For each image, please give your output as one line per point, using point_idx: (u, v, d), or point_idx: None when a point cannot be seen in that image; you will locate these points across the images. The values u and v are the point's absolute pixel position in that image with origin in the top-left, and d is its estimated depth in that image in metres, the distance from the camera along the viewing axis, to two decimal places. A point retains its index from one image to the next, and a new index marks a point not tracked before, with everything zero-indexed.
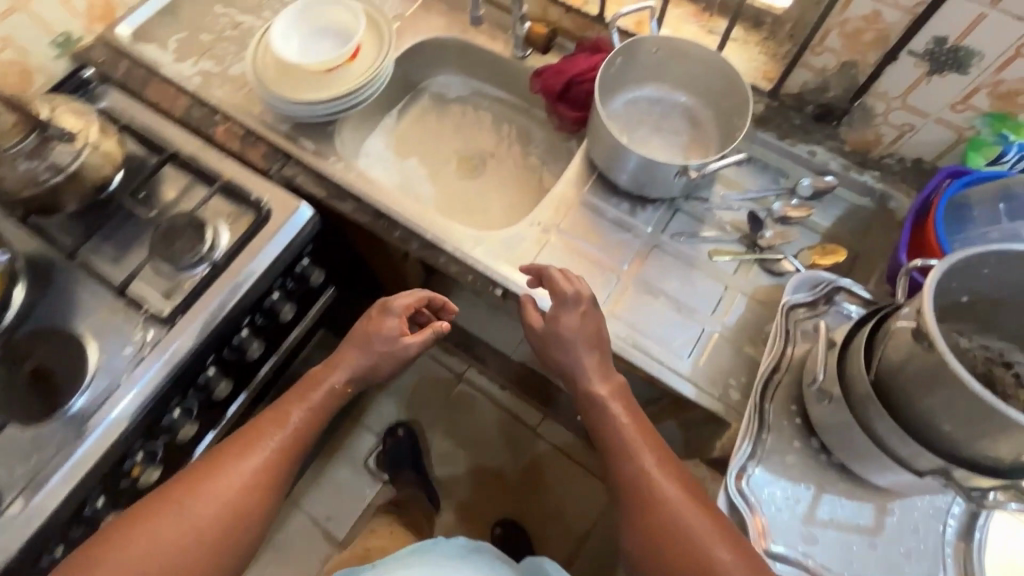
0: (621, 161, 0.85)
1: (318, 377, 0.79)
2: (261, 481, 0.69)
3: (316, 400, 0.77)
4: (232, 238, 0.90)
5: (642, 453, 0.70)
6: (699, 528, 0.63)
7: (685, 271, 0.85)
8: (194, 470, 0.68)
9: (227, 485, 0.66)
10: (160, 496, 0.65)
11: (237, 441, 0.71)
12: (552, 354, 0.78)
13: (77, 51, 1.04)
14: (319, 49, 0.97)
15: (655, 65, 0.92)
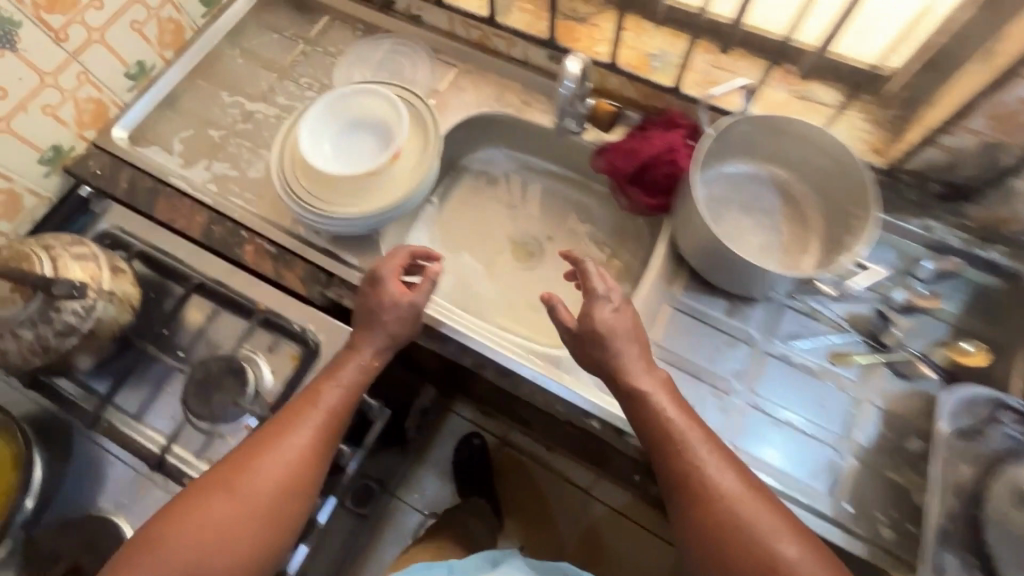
0: (723, 261, 0.75)
1: (339, 364, 0.71)
2: (288, 478, 0.64)
3: (347, 377, 0.70)
4: (278, 380, 0.77)
5: (707, 438, 0.63)
6: (763, 520, 0.58)
7: (804, 381, 0.75)
8: (226, 462, 0.65)
9: (265, 474, 0.63)
10: (195, 492, 0.63)
11: (264, 434, 0.66)
12: (586, 349, 0.68)
13: (69, 163, 0.91)
14: (355, 153, 0.85)
15: (742, 141, 0.81)
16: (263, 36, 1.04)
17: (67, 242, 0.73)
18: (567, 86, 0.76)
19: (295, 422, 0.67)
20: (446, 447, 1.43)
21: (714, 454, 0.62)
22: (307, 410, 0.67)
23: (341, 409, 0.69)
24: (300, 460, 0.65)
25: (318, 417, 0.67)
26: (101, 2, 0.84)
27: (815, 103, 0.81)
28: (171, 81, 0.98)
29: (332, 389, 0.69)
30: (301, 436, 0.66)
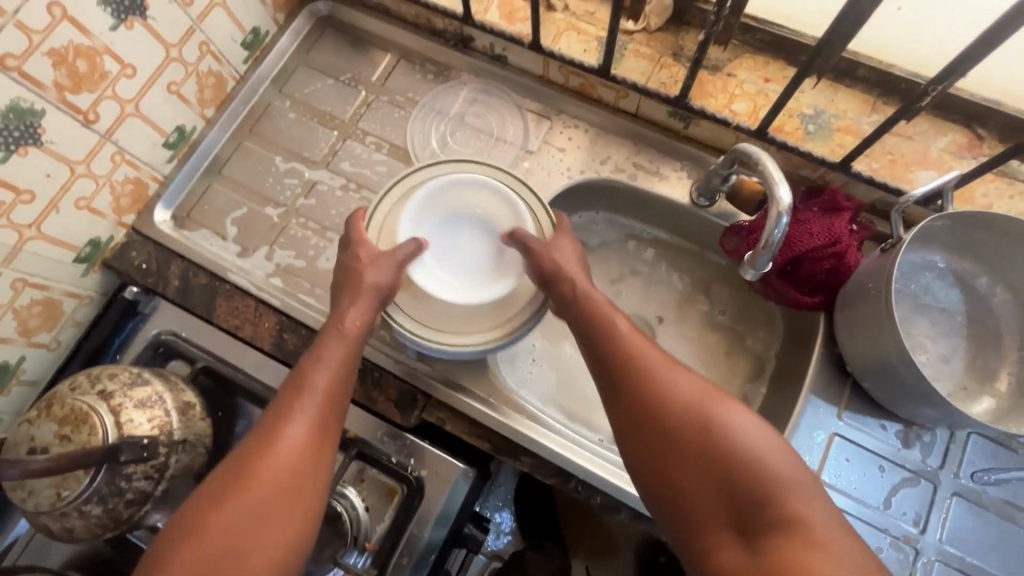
0: (912, 395, 0.61)
1: (327, 340, 0.63)
2: (297, 472, 0.55)
3: (334, 354, 0.62)
4: (381, 525, 0.68)
5: (673, 392, 0.57)
6: (770, 463, 0.52)
7: (1000, 527, 0.64)
8: (219, 475, 0.55)
9: (268, 463, 0.54)
10: (188, 520, 0.52)
11: (256, 434, 0.56)
12: (553, 290, 0.67)
13: (109, 257, 0.77)
14: (464, 252, 0.72)
15: (923, 232, 0.67)
16: (315, 82, 0.87)
17: (125, 385, 0.62)
18: (785, 220, 0.56)
19: (293, 410, 0.58)
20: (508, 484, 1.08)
21: (691, 417, 0.55)
22: (301, 393, 0.59)
23: (338, 393, 0.60)
24: (310, 450, 0.56)
25: (316, 397, 0.59)
26: (134, 69, 0.69)
27: (1016, 181, 0.66)
28: (216, 145, 0.84)
29: (323, 367, 0.60)
30: (301, 422, 0.57)
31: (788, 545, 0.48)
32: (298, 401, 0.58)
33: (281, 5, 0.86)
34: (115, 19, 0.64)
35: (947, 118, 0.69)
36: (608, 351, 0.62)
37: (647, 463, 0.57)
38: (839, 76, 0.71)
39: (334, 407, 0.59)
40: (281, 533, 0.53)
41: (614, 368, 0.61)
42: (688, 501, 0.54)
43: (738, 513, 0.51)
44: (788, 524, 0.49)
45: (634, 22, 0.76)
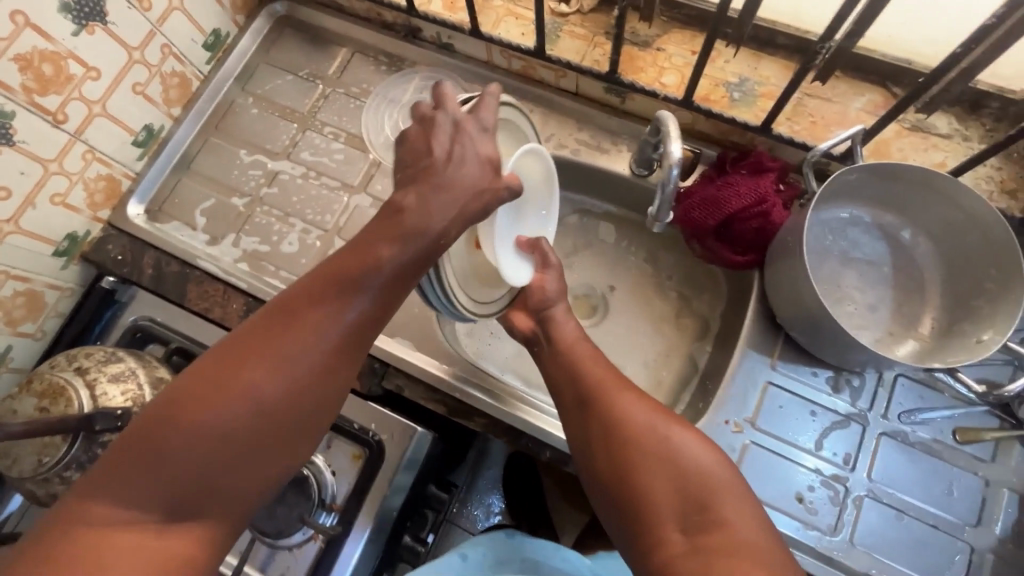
0: (832, 340, 0.65)
1: (395, 234, 0.56)
2: (320, 379, 0.53)
3: (388, 258, 0.56)
4: (345, 486, 0.73)
5: (631, 416, 0.63)
6: (719, 475, 0.58)
7: (926, 463, 0.67)
8: (242, 345, 0.51)
9: (297, 366, 0.51)
10: (201, 386, 0.49)
11: (292, 318, 0.53)
12: (540, 322, 0.74)
13: (87, 249, 0.82)
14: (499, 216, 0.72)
15: (847, 187, 0.70)
16: (276, 78, 0.92)
17: (100, 362, 0.67)
18: (676, 172, 0.60)
19: (337, 303, 0.54)
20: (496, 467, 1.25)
21: (653, 433, 0.61)
22: (350, 293, 0.54)
23: (383, 307, 0.56)
24: (339, 357, 0.54)
25: (360, 305, 0.55)
26: (100, 71, 0.74)
27: (930, 135, 0.69)
28: (185, 141, 0.89)
29: (382, 267, 0.55)
30: (340, 326, 0.54)
31: (720, 551, 0.53)
32: (344, 299, 0.54)
33: (240, 7, 0.91)
34: (77, 25, 0.69)
35: (863, 79, 0.72)
36: (579, 376, 0.68)
37: (601, 467, 0.62)
38: (761, 45, 0.75)
39: (375, 318, 0.56)
40: (289, 434, 0.52)
41: (585, 390, 0.66)
42: (637, 499, 0.58)
43: (684, 516, 0.56)
44: (722, 527, 0.55)
45: (567, 5, 0.80)
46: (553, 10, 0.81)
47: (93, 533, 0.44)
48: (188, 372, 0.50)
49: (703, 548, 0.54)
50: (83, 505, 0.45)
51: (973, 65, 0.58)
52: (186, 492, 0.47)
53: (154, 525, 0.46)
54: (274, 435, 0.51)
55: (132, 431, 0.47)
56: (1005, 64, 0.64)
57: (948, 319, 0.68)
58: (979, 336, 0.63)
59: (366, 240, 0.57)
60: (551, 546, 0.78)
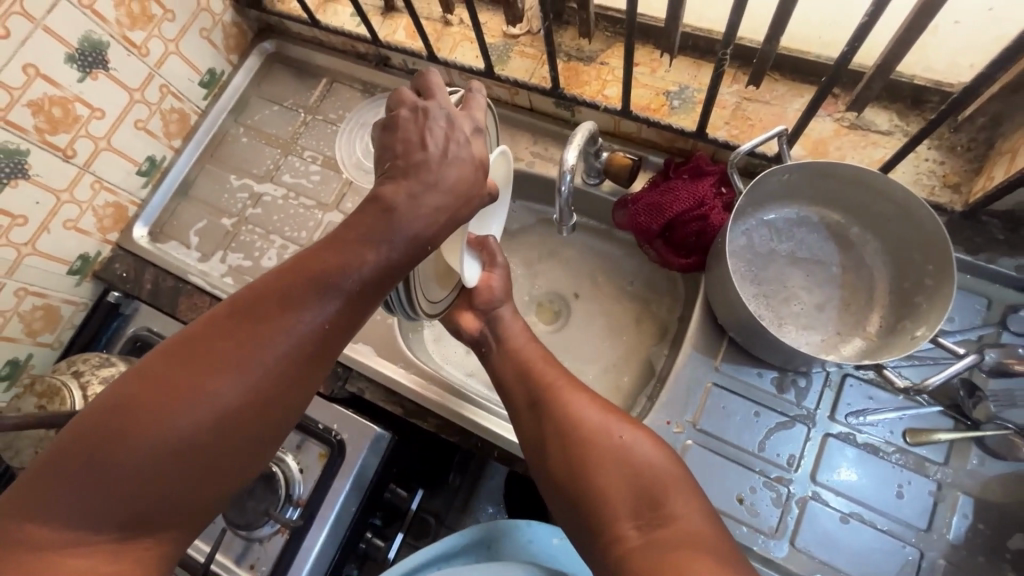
0: (766, 342, 0.65)
1: (379, 235, 0.55)
2: (284, 384, 0.52)
3: (356, 257, 0.54)
4: (309, 482, 0.78)
5: (581, 415, 0.62)
6: (671, 470, 0.57)
7: (874, 465, 0.65)
8: (203, 346, 0.50)
9: (258, 370, 0.50)
10: (155, 389, 0.47)
11: (259, 319, 0.51)
12: (486, 316, 0.76)
13: (98, 269, 0.93)
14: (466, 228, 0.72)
15: (786, 187, 0.70)
16: (264, 109, 1.01)
17: (94, 366, 0.75)
18: (568, 179, 0.64)
19: (303, 306, 0.53)
20: (496, 477, 1.29)
21: (607, 433, 0.60)
22: (321, 294, 0.53)
23: (354, 310, 0.55)
24: (304, 361, 0.53)
25: (329, 307, 0.53)
26: (103, 111, 0.84)
27: (870, 132, 0.69)
28: (184, 169, 0.99)
29: (357, 269, 0.54)
30: (308, 330, 0.53)
31: (672, 542, 0.52)
32: (314, 300, 0.53)
33: (233, 48, 1.01)
34: (81, 73, 0.80)
35: (802, 80, 0.73)
36: (534, 377, 0.68)
37: (558, 470, 0.61)
38: (701, 54, 0.77)
39: (346, 320, 0.55)
40: (249, 439, 0.51)
41: (538, 390, 0.67)
42: (594, 498, 0.57)
43: (637, 511, 0.55)
44: (673, 520, 0.54)
45: (517, 27, 0.85)
46: (505, 33, 0.86)
47: (37, 552, 0.43)
48: (139, 375, 0.48)
49: (657, 541, 0.53)
50: (26, 514, 0.43)
51: (888, 63, 0.59)
52: (139, 502, 0.46)
53: (106, 535, 0.45)
54: (234, 441, 0.50)
55: (74, 439, 0.45)
56: (935, 57, 0.63)
57: (895, 317, 0.67)
58: (913, 334, 0.62)
59: (344, 238, 0.55)
60: (518, 522, 0.79)
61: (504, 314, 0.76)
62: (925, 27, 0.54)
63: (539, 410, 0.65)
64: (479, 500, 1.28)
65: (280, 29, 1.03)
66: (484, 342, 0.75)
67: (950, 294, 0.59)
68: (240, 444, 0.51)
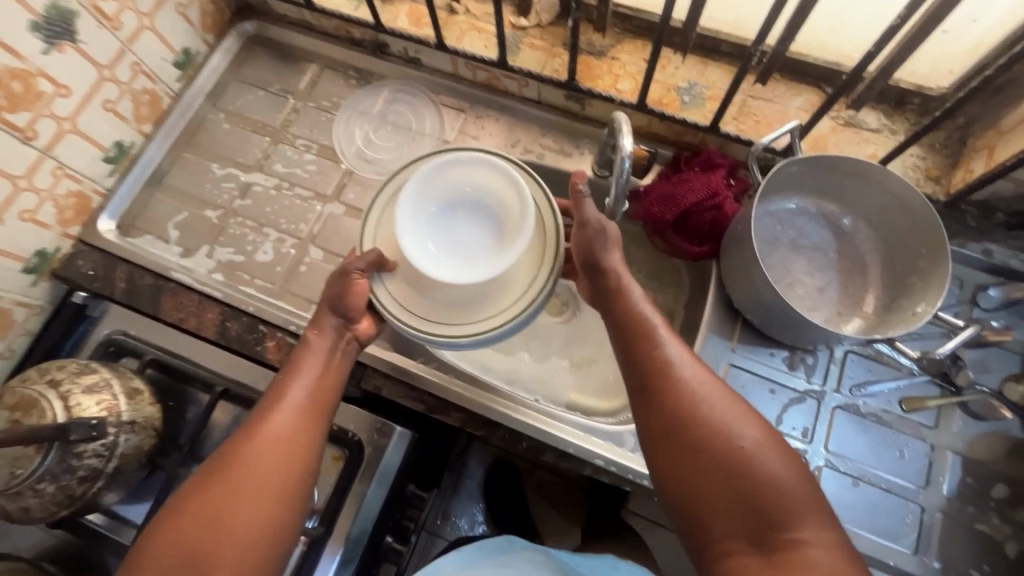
0: (791, 322, 0.69)
1: (324, 334, 0.66)
2: (293, 456, 0.58)
3: (317, 352, 0.65)
4: (326, 488, 0.73)
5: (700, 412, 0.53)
6: (791, 487, 0.50)
7: (877, 433, 0.72)
8: (225, 448, 0.58)
9: (265, 451, 0.57)
10: (194, 491, 0.55)
11: (258, 414, 0.60)
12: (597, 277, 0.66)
13: (57, 267, 0.82)
14: (458, 250, 0.67)
15: (792, 179, 0.75)
16: (247, 94, 0.94)
17: (73, 374, 0.67)
18: (627, 165, 0.62)
19: (289, 396, 0.61)
20: (476, 476, 1.26)
21: (724, 436, 0.52)
22: (297, 382, 0.62)
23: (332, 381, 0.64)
24: (303, 434, 0.59)
25: (308, 389, 0.62)
26: (70, 89, 0.75)
27: (861, 129, 0.75)
28: (156, 157, 0.90)
29: (314, 358, 0.65)
30: (296, 407, 0.60)
31: (793, 565, 0.47)
32: (292, 386, 0.62)
33: (210, 26, 0.93)
34: (47, 44, 0.70)
35: (801, 81, 0.78)
36: (645, 352, 0.58)
37: (671, 475, 0.53)
38: (707, 52, 0.81)
39: (328, 391, 0.63)
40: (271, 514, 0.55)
41: (647, 373, 0.57)
42: (698, 513, 0.52)
43: (751, 531, 0.49)
44: (788, 544, 0.48)
45: (526, 19, 0.85)
46: (514, 24, 0.86)
47: None
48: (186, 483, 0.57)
49: (779, 559, 0.47)
50: None
51: (891, 64, 0.64)
52: None
53: None
54: (255, 520, 0.54)
55: (149, 540, 0.53)
56: (921, 63, 0.70)
57: (889, 297, 0.74)
58: (914, 310, 0.69)
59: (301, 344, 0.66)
60: (501, 541, 0.76)
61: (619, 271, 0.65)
62: (929, 34, 0.60)
63: (649, 395, 0.56)
64: (461, 501, 1.25)
65: (261, 9, 0.96)
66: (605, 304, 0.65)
67: (945, 272, 0.66)
68: (274, 521, 0.55)
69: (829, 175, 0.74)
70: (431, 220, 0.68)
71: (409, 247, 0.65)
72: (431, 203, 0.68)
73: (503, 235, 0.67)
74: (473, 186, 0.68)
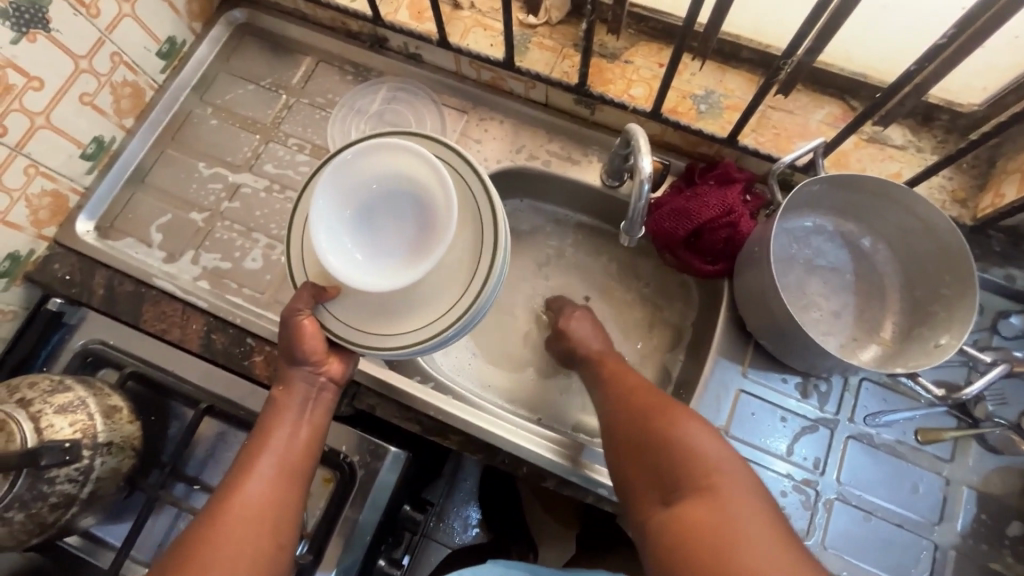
0: (807, 350, 0.66)
1: (305, 382, 0.65)
2: (272, 509, 0.59)
3: (296, 405, 0.64)
4: (315, 510, 0.70)
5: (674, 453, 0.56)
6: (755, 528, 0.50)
7: (891, 465, 0.69)
8: (209, 506, 0.58)
9: (247, 511, 0.58)
10: (181, 550, 0.56)
11: (240, 470, 0.60)
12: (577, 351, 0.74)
13: (30, 270, 0.77)
14: (386, 249, 0.61)
15: (810, 198, 0.72)
16: (236, 88, 0.89)
17: (45, 393, 0.62)
18: (647, 188, 0.58)
19: (267, 452, 0.61)
20: (471, 478, 1.23)
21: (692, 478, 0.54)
22: (276, 436, 0.62)
23: (309, 433, 0.64)
24: (281, 491, 0.60)
25: (286, 442, 0.62)
26: (42, 81, 0.69)
27: (886, 146, 0.72)
28: (138, 154, 0.85)
29: (295, 410, 0.64)
30: (272, 461, 0.61)
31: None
32: (274, 439, 0.62)
33: (197, 14, 0.87)
34: (16, 33, 0.65)
35: (824, 92, 0.74)
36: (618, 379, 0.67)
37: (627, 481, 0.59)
38: (726, 58, 0.76)
39: (304, 445, 0.63)
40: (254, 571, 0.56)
41: (616, 392, 0.65)
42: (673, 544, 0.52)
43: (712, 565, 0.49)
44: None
45: (535, 17, 0.80)
46: (522, 22, 0.81)
47: None
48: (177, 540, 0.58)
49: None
50: None
51: (925, 82, 0.61)
52: None
53: None
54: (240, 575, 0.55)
55: None
56: (953, 79, 0.66)
57: (908, 323, 0.71)
58: (937, 341, 0.66)
59: (279, 397, 0.65)
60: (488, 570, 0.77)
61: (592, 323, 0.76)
62: (969, 52, 0.56)
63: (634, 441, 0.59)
64: (454, 505, 1.22)
65: None
66: (575, 360, 0.75)
67: (972, 304, 0.62)
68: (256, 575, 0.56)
69: (852, 194, 0.70)
70: (349, 231, 0.61)
71: (341, 272, 0.59)
72: (342, 213, 0.61)
73: (429, 223, 0.60)
74: (379, 180, 0.60)
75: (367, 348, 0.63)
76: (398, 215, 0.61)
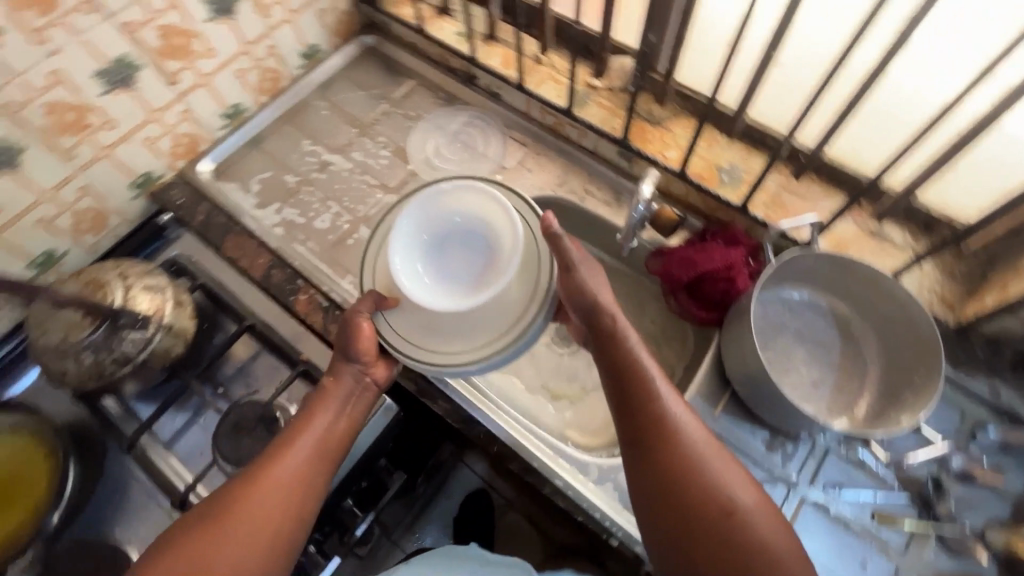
0: (775, 401, 0.71)
1: (351, 374, 0.73)
2: (304, 486, 0.66)
3: (340, 397, 0.72)
4: None
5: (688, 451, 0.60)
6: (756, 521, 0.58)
7: (842, 536, 0.71)
8: (250, 473, 0.65)
9: (283, 484, 0.64)
10: (222, 506, 0.63)
11: (281, 446, 0.67)
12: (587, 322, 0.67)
13: (155, 190, 0.96)
14: (450, 278, 0.73)
15: (807, 273, 0.80)
16: (349, 91, 1.09)
17: (140, 272, 0.78)
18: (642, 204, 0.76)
19: (308, 436, 0.68)
20: (450, 497, 1.28)
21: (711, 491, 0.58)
22: (318, 422, 0.69)
23: (346, 424, 0.71)
24: (314, 473, 0.67)
25: (326, 429, 0.70)
26: (217, 52, 0.91)
27: (886, 242, 0.79)
28: (262, 124, 1.04)
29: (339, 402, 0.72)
30: (311, 442, 0.68)
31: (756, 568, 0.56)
32: (316, 425, 0.69)
33: (338, 32, 1.10)
34: (212, 15, 0.86)
35: (836, 185, 0.82)
36: (653, 417, 0.62)
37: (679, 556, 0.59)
38: (754, 142, 0.87)
39: (340, 435, 0.70)
40: (281, 537, 0.63)
41: (652, 432, 0.61)
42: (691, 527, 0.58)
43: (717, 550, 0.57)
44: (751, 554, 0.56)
45: (600, 81, 0.96)
46: (588, 83, 0.97)
47: None
48: (215, 494, 0.65)
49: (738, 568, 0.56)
50: None
51: None
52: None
53: None
54: (274, 537, 0.62)
55: (181, 536, 0.62)
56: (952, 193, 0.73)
57: (881, 406, 0.75)
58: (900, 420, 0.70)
59: (328, 389, 0.72)
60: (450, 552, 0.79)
61: (615, 323, 0.65)
62: None
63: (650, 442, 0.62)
64: (429, 518, 1.27)
65: (383, 27, 1.12)
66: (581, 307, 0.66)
67: (936, 391, 0.67)
68: (285, 538, 0.63)
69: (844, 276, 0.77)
70: (424, 254, 0.74)
71: (408, 287, 0.71)
72: (421, 238, 0.74)
73: (490, 262, 0.72)
74: (459, 217, 0.73)
75: (409, 357, 0.72)
76: (466, 253, 0.73)
